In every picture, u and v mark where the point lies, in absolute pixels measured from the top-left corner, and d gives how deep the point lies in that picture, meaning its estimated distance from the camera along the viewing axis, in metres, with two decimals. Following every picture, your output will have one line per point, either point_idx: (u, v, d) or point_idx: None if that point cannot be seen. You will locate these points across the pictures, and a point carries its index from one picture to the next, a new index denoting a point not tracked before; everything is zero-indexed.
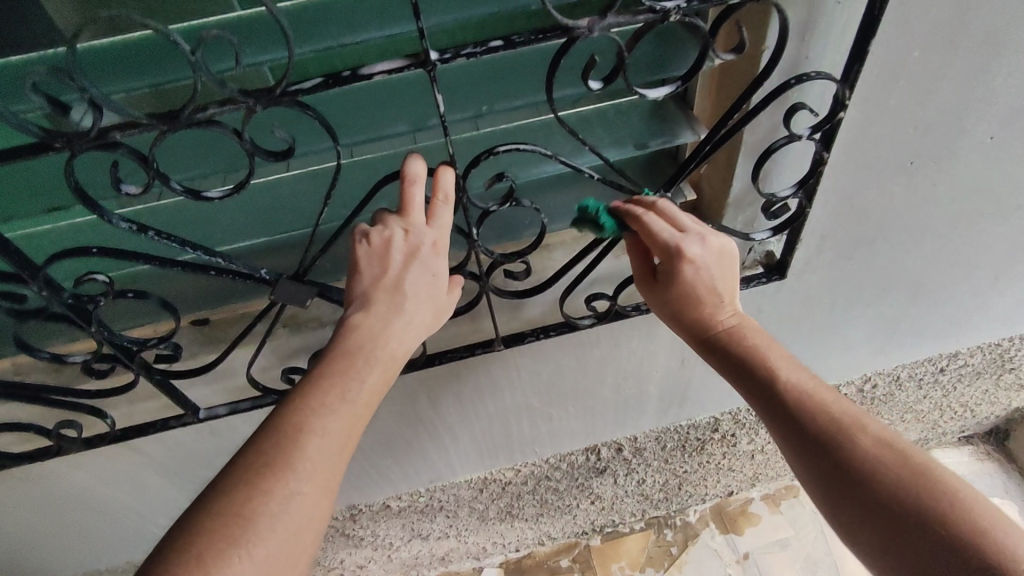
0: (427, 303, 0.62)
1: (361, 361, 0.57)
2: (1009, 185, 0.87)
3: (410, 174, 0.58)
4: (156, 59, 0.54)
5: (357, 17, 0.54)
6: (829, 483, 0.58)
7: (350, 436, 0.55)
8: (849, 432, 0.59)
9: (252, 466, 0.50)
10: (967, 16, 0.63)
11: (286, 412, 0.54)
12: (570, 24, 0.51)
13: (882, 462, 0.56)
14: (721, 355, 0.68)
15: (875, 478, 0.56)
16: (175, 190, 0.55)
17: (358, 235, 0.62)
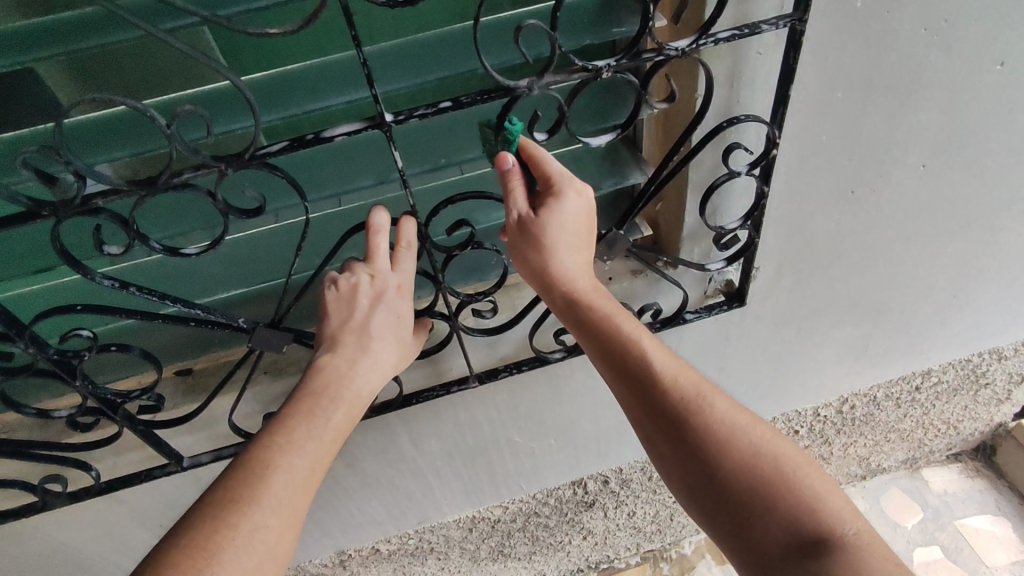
0: (393, 343, 0.66)
1: (327, 400, 0.61)
2: (950, 207, 0.92)
3: (375, 224, 0.62)
4: (133, 130, 0.58)
5: (320, 85, 0.60)
6: (688, 457, 0.63)
7: (315, 473, 0.58)
8: (704, 408, 0.63)
9: (220, 503, 0.53)
10: (881, 59, 0.69)
11: (255, 450, 0.57)
12: (511, 85, 0.56)
13: (732, 439, 0.61)
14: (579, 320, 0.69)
15: (727, 455, 0.61)
16: (155, 248, 0.60)
17: (327, 282, 0.66)
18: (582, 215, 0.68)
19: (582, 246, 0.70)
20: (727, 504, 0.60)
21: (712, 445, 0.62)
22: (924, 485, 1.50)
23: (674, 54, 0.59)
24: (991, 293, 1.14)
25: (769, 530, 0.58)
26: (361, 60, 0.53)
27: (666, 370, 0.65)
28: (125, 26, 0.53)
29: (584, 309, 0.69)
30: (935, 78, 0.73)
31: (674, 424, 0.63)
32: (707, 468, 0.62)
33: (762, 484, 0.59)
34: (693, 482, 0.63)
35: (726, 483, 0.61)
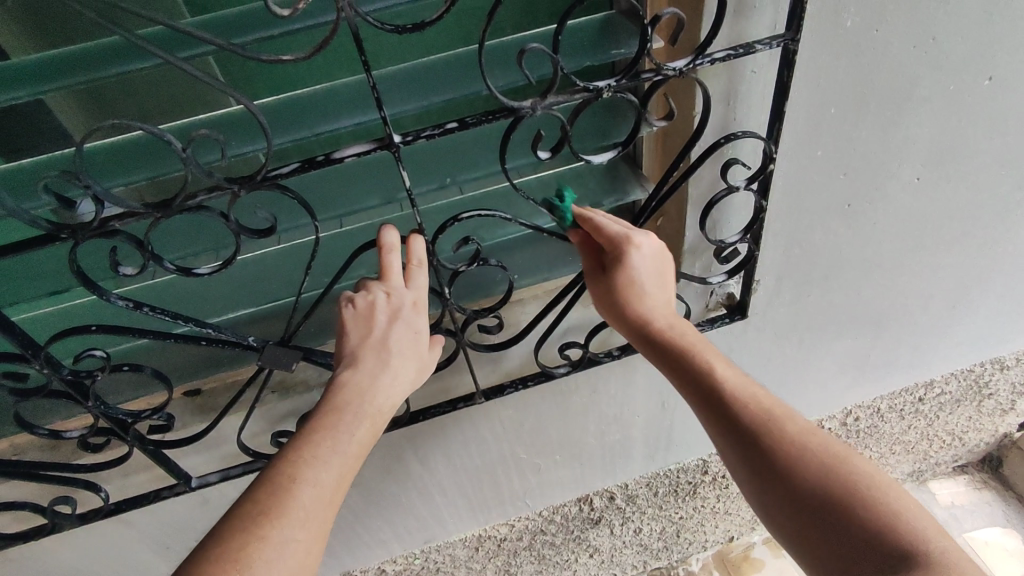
0: (411, 358, 0.67)
1: (351, 416, 0.61)
2: (945, 218, 0.93)
3: (386, 243, 0.64)
4: (149, 156, 0.60)
5: (329, 109, 0.61)
6: (766, 474, 0.61)
7: (340, 486, 0.58)
8: (782, 426, 0.63)
9: (248, 516, 0.53)
10: (871, 76, 0.71)
11: (282, 464, 0.57)
12: (515, 105, 0.58)
13: (812, 457, 0.60)
14: (657, 349, 0.71)
15: (807, 471, 0.59)
16: (168, 269, 0.61)
17: (345, 300, 0.67)
18: (652, 259, 0.71)
19: (656, 281, 0.72)
20: (807, 521, 0.58)
21: (790, 462, 0.60)
22: (931, 498, 1.49)
23: (672, 74, 0.61)
24: (990, 304, 1.15)
25: (852, 548, 0.55)
26: (371, 84, 0.55)
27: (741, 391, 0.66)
28: (142, 55, 0.55)
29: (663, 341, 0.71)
30: (926, 93, 0.75)
31: (750, 442, 0.63)
32: (786, 486, 0.60)
33: (844, 500, 0.57)
34: (770, 501, 0.61)
35: (807, 501, 0.58)
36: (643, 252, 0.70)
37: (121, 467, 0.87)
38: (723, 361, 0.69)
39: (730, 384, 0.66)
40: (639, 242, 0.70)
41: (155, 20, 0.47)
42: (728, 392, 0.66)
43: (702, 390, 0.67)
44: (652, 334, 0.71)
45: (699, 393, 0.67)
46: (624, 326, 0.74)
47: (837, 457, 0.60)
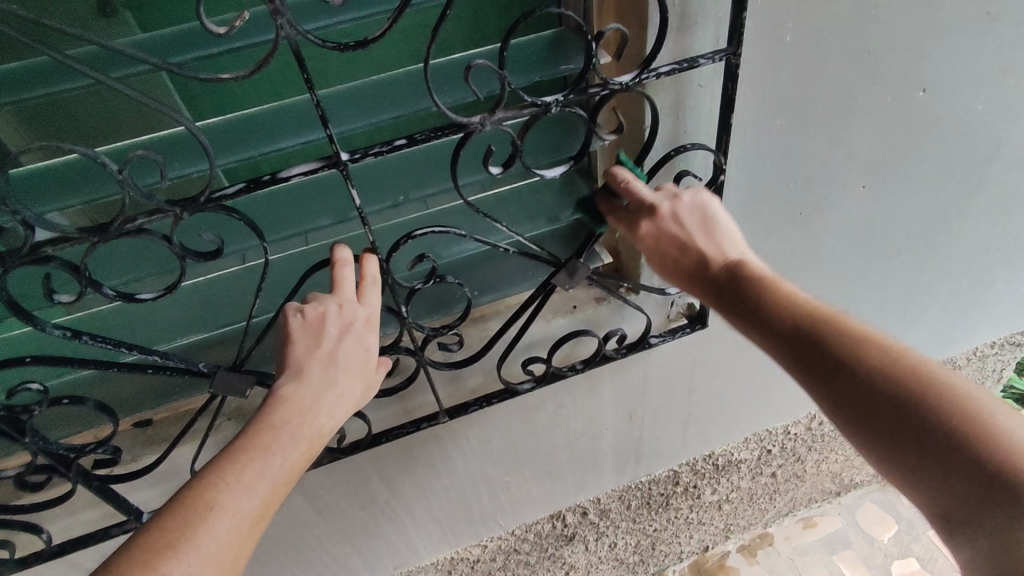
0: (359, 376, 0.65)
1: (286, 438, 0.59)
2: (892, 225, 0.96)
3: (339, 258, 0.64)
4: (85, 179, 0.58)
5: (275, 127, 0.60)
6: (844, 408, 0.56)
7: (262, 515, 0.56)
8: (859, 351, 0.55)
9: (155, 545, 0.50)
10: (813, 89, 0.73)
11: (200, 487, 0.54)
12: (464, 121, 0.59)
13: (895, 386, 0.53)
14: (707, 286, 0.67)
15: (898, 402, 0.52)
16: (108, 295, 0.59)
17: (292, 311, 0.64)
18: (690, 212, 0.69)
19: (703, 229, 0.69)
20: (905, 458, 0.52)
21: (874, 394, 0.54)
22: (896, 498, 1.55)
23: (619, 88, 0.62)
24: (940, 307, 1.19)
25: (960, 487, 0.48)
26: (314, 102, 0.54)
27: (805, 317, 0.60)
28: (74, 76, 0.53)
29: (711, 278, 0.67)
30: (865, 105, 0.77)
31: (816, 372, 0.58)
32: (874, 423, 0.53)
33: (946, 432, 0.50)
34: (861, 440, 0.55)
35: (900, 439, 0.52)
36: (675, 209, 0.69)
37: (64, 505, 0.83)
38: (790, 287, 0.63)
39: (790, 310, 0.61)
40: (672, 203, 0.69)
41: (85, 39, 0.46)
42: (790, 322, 0.60)
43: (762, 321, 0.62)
44: (710, 281, 0.67)
45: (765, 331, 0.62)
46: (678, 275, 0.70)
47: (923, 379, 0.52)
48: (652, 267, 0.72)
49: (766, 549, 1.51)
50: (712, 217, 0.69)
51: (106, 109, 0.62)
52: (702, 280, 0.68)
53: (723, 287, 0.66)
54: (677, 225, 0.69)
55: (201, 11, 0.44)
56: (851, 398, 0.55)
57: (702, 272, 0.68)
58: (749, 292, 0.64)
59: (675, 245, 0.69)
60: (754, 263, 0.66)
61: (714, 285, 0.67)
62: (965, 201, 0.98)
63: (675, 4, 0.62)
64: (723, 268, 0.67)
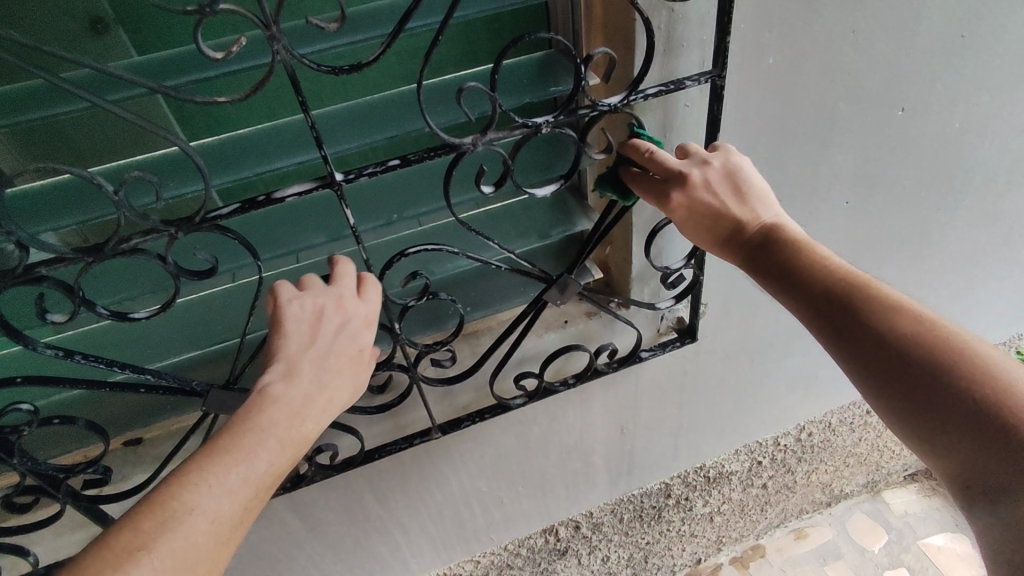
0: (349, 378, 0.63)
1: (272, 440, 0.55)
2: (875, 239, 0.99)
3: (343, 262, 0.65)
4: (79, 200, 0.58)
5: (270, 149, 0.61)
6: (874, 372, 0.54)
7: (242, 520, 0.52)
8: (893, 318, 0.54)
9: (128, 546, 0.46)
10: (795, 109, 0.75)
11: (176, 486, 0.49)
12: (456, 142, 0.60)
13: (931, 354, 0.51)
14: (738, 249, 0.65)
15: (934, 370, 0.51)
16: (102, 314, 0.59)
17: (285, 303, 0.62)
18: (722, 182, 0.66)
19: (734, 196, 0.66)
20: (932, 427, 0.51)
21: (909, 363, 0.52)
22: (885, 508, 1.55)
23: (607, 110, 0.63)
24: None
25: (989, 457, 0.47)
26: (309, 124, 0.55)
27: (841, 279, 0.57)
28: (69, 98, 0.53)
29: (742, 241, 0.65)
30: (846, 124, 0.80)
31: (848, 335, 0.56)
32: (904, 391, 0.52)
33: (980, 404, 0.48)
34: (888, 409, 0.54)
35: (928, 408, 0.51)
36: (706, 176, 0.66)
37: (52, 526, 0.82)
38: (826, 251, 0.61)
39: (825, 273, 0.58)
40: (702, 172, 0.66)
41: (81, 63, 0.46)
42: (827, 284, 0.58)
43: (796, 282, 0.60)
44: (741, 246, 0.65)
45: (795, 294, 0.60)
46: (711, 243, 0.67)
47: (959, 349, 0.51)
48: (685, 235, 0.69)
49: (758, 561, 1.49)
50: (744, 186, 0.66)
51: (102, 130, 0.63)
52: (731, 244, 0.66)
53: (755, 250, 0.64)
54: (710, 190, 0.66)
55: (198, 37, 0.45)
56: (883, 361, 0.53)
57: (732, 237, 0.65)
58: (782, 254, 0.62)
59: (708, 212, 0.66)
60: (789, 228, 0.63)
61: (745, 248, 0.64)
62: (946, 216, 1.01)
63: (661, 28, 0.64)
64: (757, 233, 0.64)
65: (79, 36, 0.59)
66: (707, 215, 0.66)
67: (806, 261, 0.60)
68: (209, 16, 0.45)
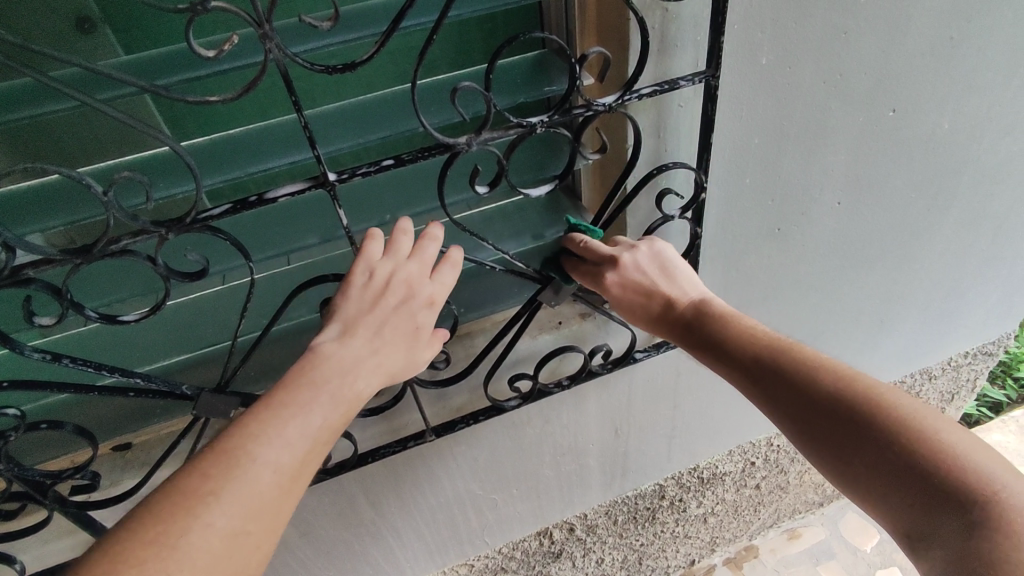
0: (405, 351, 0.61)
1: (327, 396, 0.54)
2: (865, 239, 0.99)
3: (433, 233, 0.63)
4: (66, 201, 0.57)
5: (263, 149, 0.60)
6: (803, 432, 0.60)
7: (303, 471, 0.52)
8: (810, 380, 0.60)
9: (195, 492, 0.47)
10: (788, 109, 0.75)
11: (239, 436, 0.50)
12: (450, 142, 0.59)
13: (847, 414, 0.57)
14: (676, 323, 0.72)
15: (851, 424, 0.57)
16: (90, 317, 0.58)
17: (363, 264, 0.61)
18: (650, 261, 0.74)
19: (664, 274, 0.74)
20: (857, 480, 0.56)
21: (828, 425, 0.58)
22: None
23: (602, 110, 0.63)
24: (915, 318, 1.23)
25: (913, 500, 0.52)
26: (302, 123, 0.54)
27: (762, 349, 0.65)
28: (57, 97, 0.53)
29: (679, 315, 0.72)
30: (838, 124, 0.80)
31: (777, 399, 0.62)
32: (829, 447, 0.58)
33: (895, 451, 0.54)
34: (820, 465, 0.59)
35: (853, 462, 0.56)
36: (636, 256, 0.74)
37: (38, 534, 0.80)
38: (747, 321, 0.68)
39: (748, 343, 0.65)
40: (631, 254, 0.73)
41: (69, 62, 0.46)
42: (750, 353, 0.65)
43: (726, 354, 0.67)
44: (677, 321, 0.72)
45: (725, 368, 0.67)
46: (653, 319, 0.74)
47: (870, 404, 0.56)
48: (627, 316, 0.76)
49: (752, 562, 1.53)
50: (669, 262, 0.74)
51: (91, 130, 0.62)
52: (669, 319, 0.73)
53: (689, 326, 0.71)
54: (639, 274, 0.74)
55: (190, 35, 0.44)
56: (807, 421, 0.59)
57: (670, 313, 0.73)
58: (710, 328, 0.69)
59: (642, 294, 0.74)
60: (716, 303, 0.71)
61: (680, 323, 0.72)
62: (936, 216, 1.02)
63: (655, 28, 0.64)
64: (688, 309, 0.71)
65: (68, 34, 0.58)
66: (645, 291, 0.73)
67: (731, 333, 0.67)
68: (201, 14, 0.44)
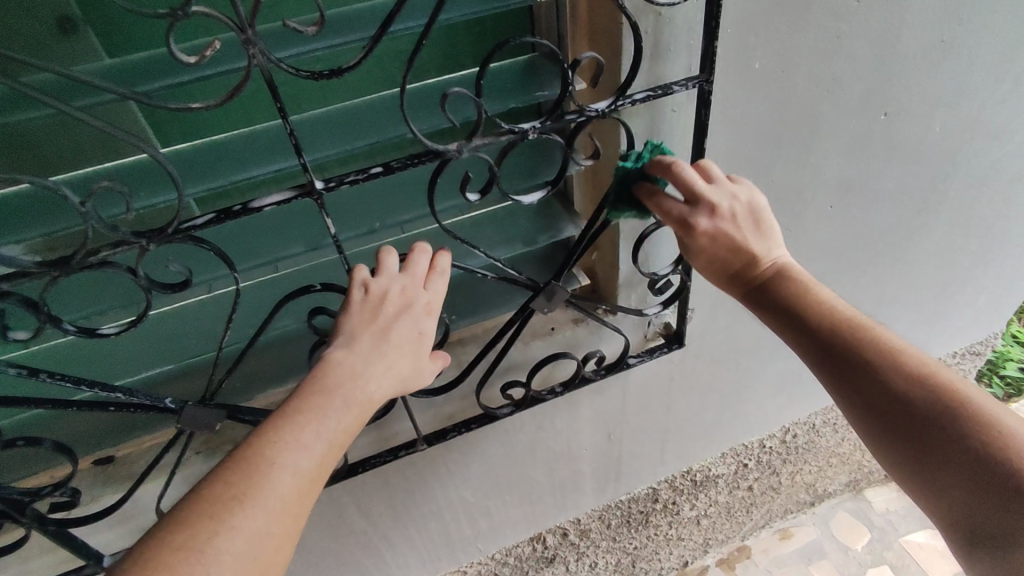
0: (410, 358, 0.60)
1: (340, 401, 0.54)
2: (858, 242, 0.99)
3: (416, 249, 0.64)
4: (43, 211, 0.55)
5: (247, 157, 0.59)
6: (879, 420, 0.55)
7: (323, 473, 0.52)
8: (901, 367, 0.55)
9: (219, 498, 0.47)
10: (782, 114, 0.75)
11: (258, 443, 0.50)
12: (441, 149, 0.58)
13: (940, 405, 0.52)
14: (745, 285, 0.64)
15: (939, 421, 0.52)
16: (68, 331, 0.56)
17: (357, 284, 0.62)
18: (742, 213, 0.65)
19: (753, 229, 0.65)
20: (932, 474, 0.52)
21: (914, 411, 0.53)
22: (868, 506, 1.58)
23: (594, 116, 0.62)
24: (906, 318, 1.23)
25: (993, 508, 0.49)
26: (288, 130, 0.53)
27: (852, 323, 0.58)
28: (32, 104, 0.51)
29: (751, 276, 0.64)
30: (831, 128, 0.79)
31: (857, 379, 0.56)
32: (909, 440, 0.53)
33: (986, 456, 0.50)
34: (892, 455, 0.55)
35: (931, 455, 0.52)
36: (727, 204, 0.65)
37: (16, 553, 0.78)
38: (828, 293, 0.62)
39: (831, 317, 0.59)
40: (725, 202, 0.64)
41: (45, 69, 0.44)
42: (834, 326, 0.58)
43: (805, 323, 0.60)
44: (748, 282, 0.64)
45: (797, 333, 0.60)
46: (716, 278, 0.66)
47: (965, 400, 0.52)
48: (696, 268, 0.67)
49: (745, 563, 1.50)
50: (762, 217, 0.65)
51: (68, 136, 0.60)
52: (737, 280, 0.65)
53: (761, 288, 0.63)
54: (730, 222, 0.64)
55: (171, 41, 0.43)
56: (889, 407, 0.54)
57: (743, 271, 0.64)
58: (789, 294, 0.61)
59: (726, 246, 0.64)
60: (797, 268, 0.63)
61: (751, 285, 0.64)
62: (927, 218, 1.02)
63: (648, 33, 0.63)
64: (768, 270, 0.63)
65: (43, 38, 0.56)
66: (727, 245, 0.64)
67: (813, 303, 0.60)
68: (182, 20, 0.43)
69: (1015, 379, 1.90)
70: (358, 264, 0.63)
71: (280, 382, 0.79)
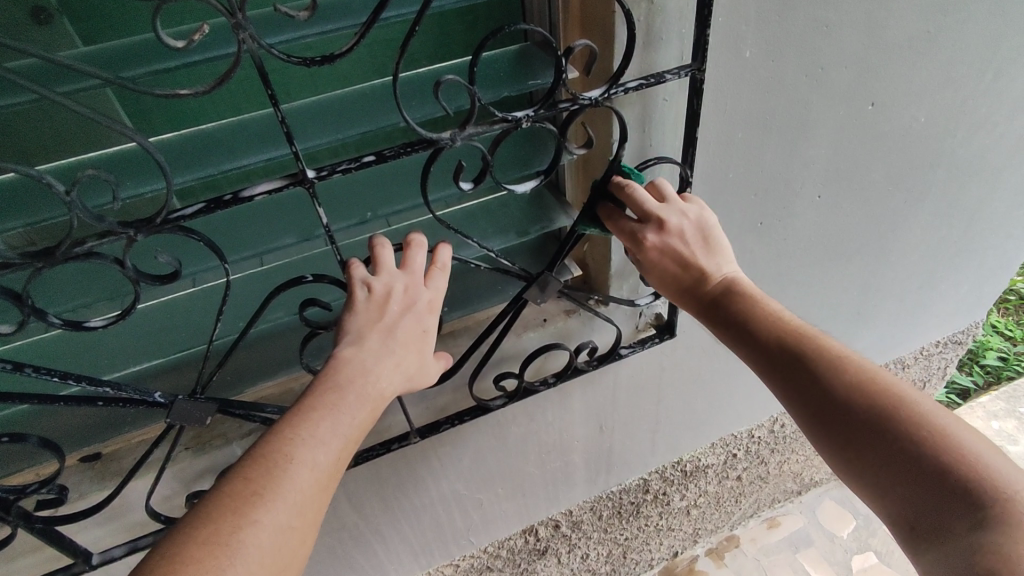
0: (415, 355, 0.60)
1: (353, 397, 0.54)
2: (844, 232, 1.00)
3: (416, 242, 0.61)
4: (28, 200, 0.54)
5: (237, 146, 0.58)
6: (820, 423, 0.58)
7: (338, 468, 0.52)
8: (838, 370, 0.58)
9: (241, 494, 0.47)
10: (771, 104, 0.75)
11: (276, 440, 0.50)
12: (434, 137, 0.58)
13: (876, 405, 0.56)
14: (697, 299, 0.69)
15: (873, 420, 0.55)
16: (53, 323, 0.55)
17: (359, 282, 0.60)
18: (692, 230, 0.69)
19: (703, 246, 0.69)
20: (872, 472, 0.55)
21: (850, 412, 0.57)
22: (853, 494, 1.62)
23: (588, 104, 0.62)
24: (890, 308, 1.24)
25: (926, 499, 0.52)
26: (279, 118, 0.52)
27: (792, 334, 0.62)
28: (9, 90, 0.50)
29: (703, 292, 0.68)
30: (820, 119, 0.80)
31: (798, 385, 0.60)
32: (847, 440, 0.56)
33: (916, 450, 0.53)
34: (830, 455, 0.58)
35: (870, 453, 0.55)
36: (679, 221, 0.68)
37: (2, 552, 0.76)
38: (775, 305, 0.66)
39: (774, 327, 0.63)
40: (675, 219, 0.68)
41: (26, 53, 0.43)
42: (778, 336, 0.62)
43: (751, 334, 0.64)
44: (700, 296, 0.68)
45: (744, 345, 0.64)
46: (673, 292, 0.70)
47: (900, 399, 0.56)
48: (652, 283, 0.71)
49: (733, 551, 1.55)
50: (711, 236, 0.69)
51: (50, 123, 0.59)
52: (691, 295, 0.69)
53: (712, 302, 0.68)
54: (679, 239, 0.68)
55: (156, 24, 0.42)
56: (826, 409, 0.58)
57: (695, 287, 0.69)
58: (737, 306, 0.66)
59: (675, 262, 0.68)
60: (746, 283, 0.68)
61: (704, 298, 0.68)
62: (911, 209, 1.03)
63: (640, 21, 0.63)
64: (717, 286, 0.68)
65: (21, 26, 0.55)
66: (681, 265, 0.69)
67: (759, 315, 0.64)
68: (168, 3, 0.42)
69: (995, 368, 1.94)
70: (354, 260, 0.62)
71: (271, 376, 0.78)
